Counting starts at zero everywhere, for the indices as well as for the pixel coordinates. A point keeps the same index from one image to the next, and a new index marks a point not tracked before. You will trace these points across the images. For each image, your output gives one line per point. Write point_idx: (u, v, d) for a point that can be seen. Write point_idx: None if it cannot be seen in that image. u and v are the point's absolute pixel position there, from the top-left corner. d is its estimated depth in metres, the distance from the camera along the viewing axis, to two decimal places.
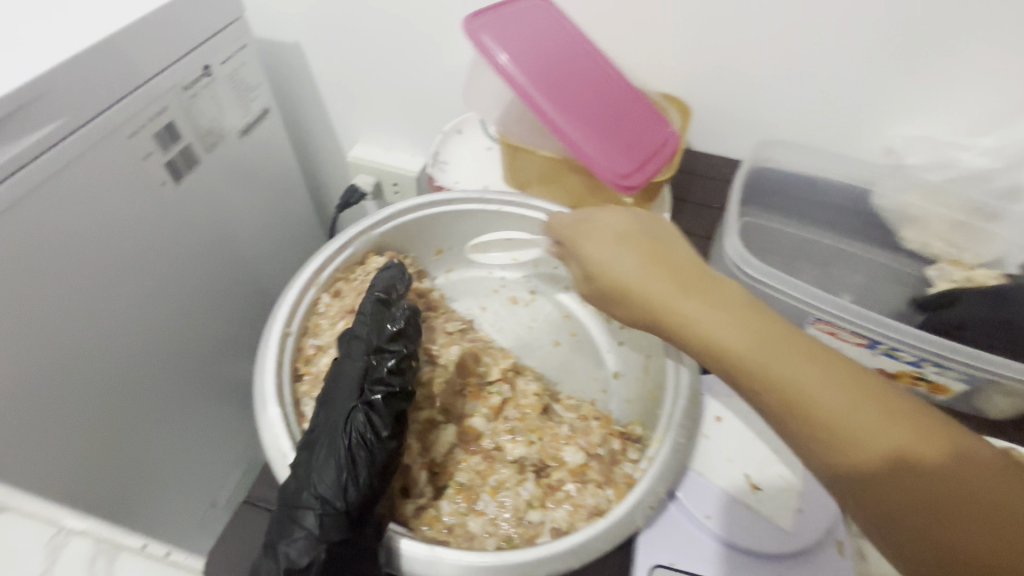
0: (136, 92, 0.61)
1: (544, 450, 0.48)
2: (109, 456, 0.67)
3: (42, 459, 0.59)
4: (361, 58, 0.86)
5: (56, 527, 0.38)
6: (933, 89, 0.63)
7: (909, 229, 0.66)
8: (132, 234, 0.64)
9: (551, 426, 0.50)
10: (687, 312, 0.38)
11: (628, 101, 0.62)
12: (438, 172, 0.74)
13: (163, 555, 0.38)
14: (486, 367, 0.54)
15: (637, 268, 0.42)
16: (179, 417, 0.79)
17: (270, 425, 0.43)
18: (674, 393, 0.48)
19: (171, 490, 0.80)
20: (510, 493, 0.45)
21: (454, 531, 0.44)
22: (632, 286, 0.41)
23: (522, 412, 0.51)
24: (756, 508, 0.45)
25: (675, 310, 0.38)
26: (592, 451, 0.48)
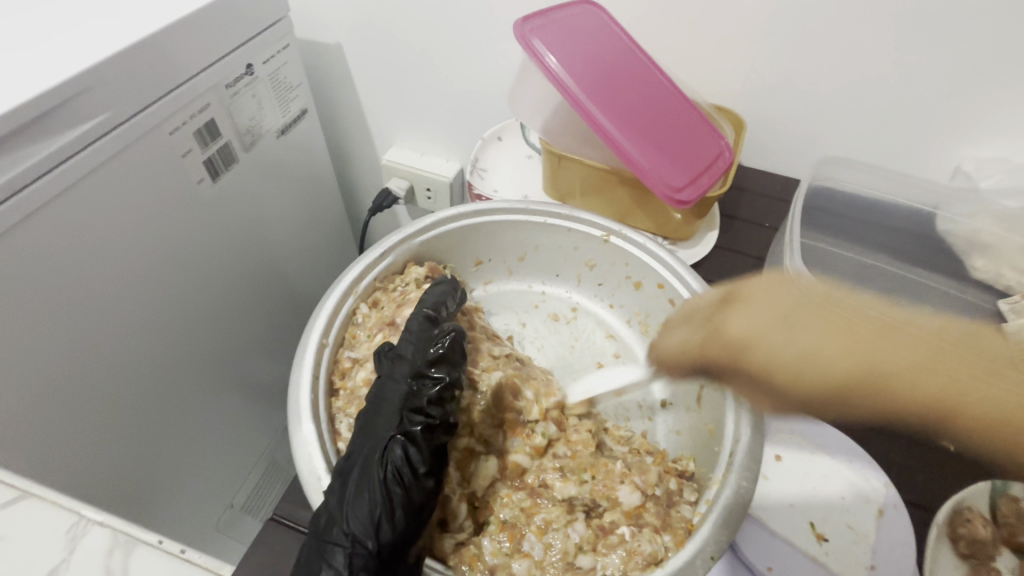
0: (180, 88, 0.60)
1: (597, 490, 0.45)
2: (131, 454, 0.66)
3: (66, 455, 0.58)
4: (401, 62, 0.85)
5: (74, 516, 0.36)
6: (1012, 109, 0.59)
7: (980, 258, 0.60)
8: (167, 229, 0.63)
9: (604, 463, 0.47)
10: (890, 364, 0.28)
11: (682, 111, 0.59)
12: (477, 179, 0.72)
13: (179, 552, 0.35)
14: (527, 403, 0.48)
15: (810, 349, 0.30)
16: (202, 416, 0.78)
17: (304, 443, 0.40)
18: (734, 431, 0.44)
19: (190, 490, 0.78)
20: (559, 535, 0.42)
21: (497, 573, 0.41)
22: (849, 373, 0.29)
23: (573, 449, 0.47)
24: (824, 563, 0.42)
25: (949, 379, 0.28)
26: (648, 491, 0.45)
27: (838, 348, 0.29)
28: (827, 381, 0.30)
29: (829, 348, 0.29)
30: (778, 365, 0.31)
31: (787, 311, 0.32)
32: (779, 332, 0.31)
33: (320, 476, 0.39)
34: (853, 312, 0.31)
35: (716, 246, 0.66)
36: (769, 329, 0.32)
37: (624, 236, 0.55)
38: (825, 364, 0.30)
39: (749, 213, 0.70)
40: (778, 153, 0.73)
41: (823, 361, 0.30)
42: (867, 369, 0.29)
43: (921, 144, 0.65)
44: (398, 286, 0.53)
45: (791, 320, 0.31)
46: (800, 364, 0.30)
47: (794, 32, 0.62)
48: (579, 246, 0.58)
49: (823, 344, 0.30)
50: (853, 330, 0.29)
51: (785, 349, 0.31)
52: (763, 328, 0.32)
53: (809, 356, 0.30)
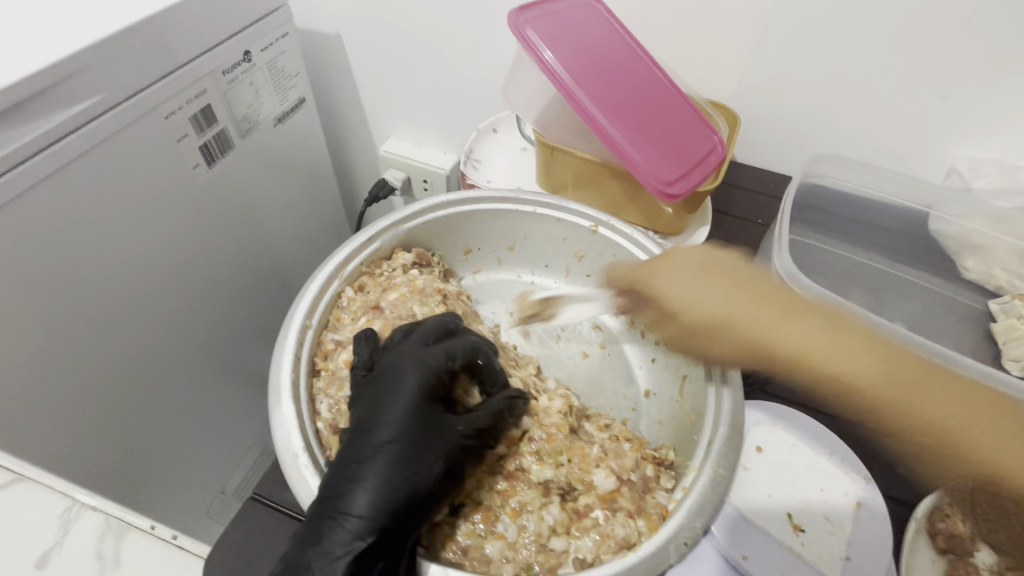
0: (176, 73, 0.61)
1: (572, 473, 0.45)
2: (123, 437, 0.67)
3: (57, 435, 0.58)
4: (399, 53, 0.85)
5: (69, 501, 0.37)
6: (1008, 109, 0.59)
7: (971, 258, 0.61)
8: (162, 213, 0.64)
9: (580, 446, 0.46)
10: (857, 372, 0.39)
11: (676, 105, 0.59)
12: (471, 170, 0.72)
13: (170, 538, 0.36)
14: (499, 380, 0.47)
15: (743, 334, 0.42)
16: (195, 401, 0.79)
17: (284, 421, 0.40)
18: (715, 420, 0.45)
19: (183, 475, 0.79)
20: (533, 517, 0.42)
21: (470, 553, 0.41)
22: (716, 314, 0.44)
23: (549, 433, 0.46)
24: (799, 554, 0.42)
25: (772, 333, 0.41)
26: (624, 476, 0.45)
27: (741, 322, 0.43)
28: (701, 315, 0.45)
29: (764, 333, 0.41)
30: (729, 334, 0.43)
31: (733, 294, 0.44)
32: (714, 309, 0.44)
33: (297, 454, 0.39)
34: (787, 300, 0.43)
35: (708, 242, 0.66)
36: (694, 300, 0.45)
37: (612, 227, 0.55)
38: (750, 352, 0.43)
39: (741, 209, 0.70)
40: (774, 149, 0.73)
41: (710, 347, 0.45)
42: (755, 337, 0.42)
43: (916, 143, 0.65)
44: (385, 271, 0.53)
45: (692, 285, 0.46)
46: (752, 334, 0.42)
47: (789, 29, 0.62)
48: (568, 237, 0.58)
49: (791, 336, 0.41)
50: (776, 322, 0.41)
51: (755, 326, 0.42)
52: (733, 318, 0.43)
53: (737, 327, 0.43)
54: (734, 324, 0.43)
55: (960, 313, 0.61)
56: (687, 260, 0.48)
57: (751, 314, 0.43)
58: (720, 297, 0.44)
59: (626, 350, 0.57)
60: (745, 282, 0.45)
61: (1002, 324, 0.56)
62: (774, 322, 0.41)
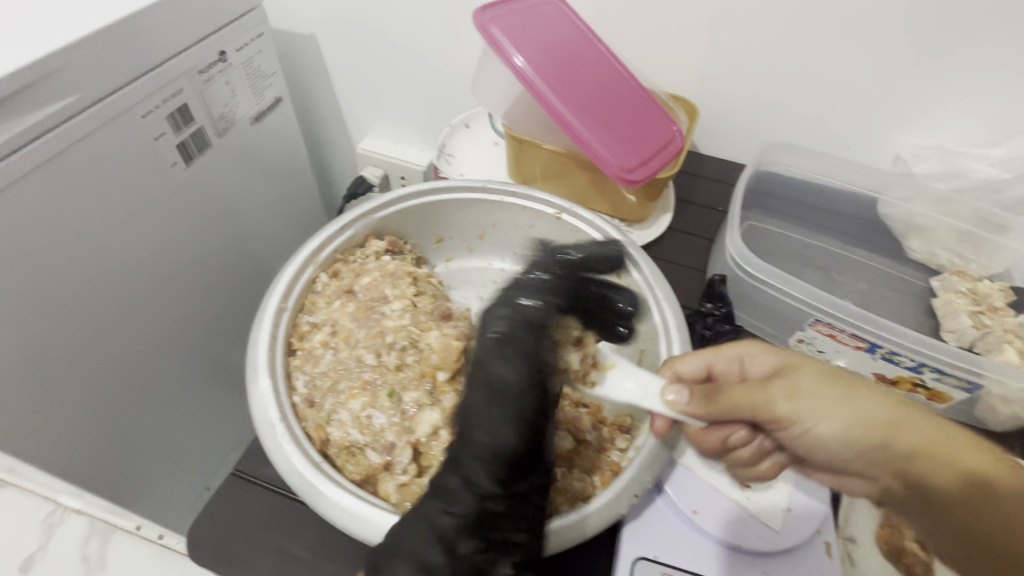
0: (152, 72, 0.62)
1: None
2: (107, 433, 0.67)
3: (41, 429, 0.59)
4: (374, 51, 0.87)
5: None
6: (942, 99, 0.63)
7: (915, 239, 0.66)
8: (141, 209, 0.65)
9: None
10: (901, 418, 0.38)
11: (636, 97, 0.62)
12: (444, 164, 0.74)
13: None
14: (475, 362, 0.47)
15: (872, 399, 0.40)
16: (180, 398, 0.80)
17: (260, 394, 0.42)
18: None
19: (168, 471, 0.80)
20: None
21: None
22: (834, 382, 0.40)
23: None
24: (746, 506, 0.43)
25: (894, 408, 0.39)
26: (581, 436, 0.47)
27: (865, 390, 0.40)
28: (809, 373, 0.41)
29: (869, 397, 0.40)
30: (824, 389, 0.40)
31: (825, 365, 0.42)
32: (807, 371, 0.41)
33: (274, 424, 0.41)
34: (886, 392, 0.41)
35: (671, 228, 0.69)
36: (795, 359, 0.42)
37: (575, 214, 0.58)
38: (878, 421, 0.39)
39: (703, 196, 0.73)
40: (734, 140, 0.76)
41: (824, 403, 0.40)
42: (886, 412, 0.39)
43: (862, 132, 0.70)
44: (359, 258, 0.54)
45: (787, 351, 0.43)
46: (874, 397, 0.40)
47: (741, 25, 0.65)
48: (534, 224, 0.60)
49: (889, 401, 0.39)
50: (892, 399, 0.39)
51: (859, 388, 0.40)
52: (827, 378, 0.41)
53: (868, 395, 0.40)
54: (853, 388, 0.40)
55: (905, 290, 0.65)
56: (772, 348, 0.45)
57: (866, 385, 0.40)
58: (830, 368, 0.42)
59: None
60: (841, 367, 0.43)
61: (942, 299, 0.61)
62: (864, 390, 0.40)
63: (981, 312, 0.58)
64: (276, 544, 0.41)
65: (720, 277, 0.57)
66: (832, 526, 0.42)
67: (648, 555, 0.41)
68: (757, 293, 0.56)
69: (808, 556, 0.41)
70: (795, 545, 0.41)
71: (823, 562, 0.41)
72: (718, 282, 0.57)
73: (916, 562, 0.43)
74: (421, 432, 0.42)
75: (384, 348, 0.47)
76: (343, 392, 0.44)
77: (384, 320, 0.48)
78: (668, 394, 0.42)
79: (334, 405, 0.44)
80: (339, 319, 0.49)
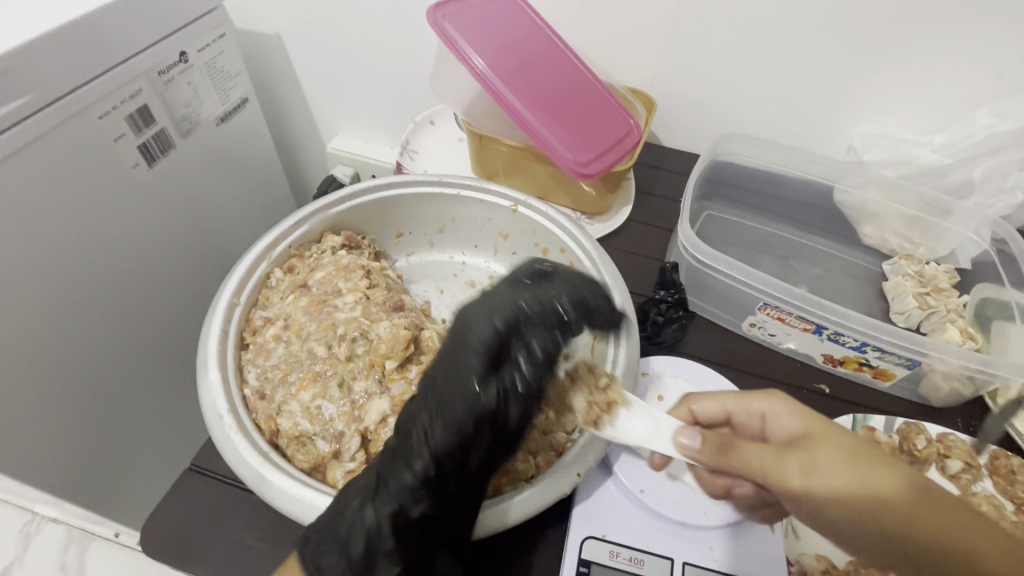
0: (109, 73, 0.62)
1: None
2: (83, 438, 0.67)
3: (16, 437, 0.58)
4: (339, 51, 0.88)
5: None
6: (889, 88, 0.65)
7: (869, 226, 0.68)
8: (105, 212, 0.65)
9: None
10: (922, 509, 0.33)
11: (590, 92, 0.63)
12: (407, 161, 0.75)
13: None
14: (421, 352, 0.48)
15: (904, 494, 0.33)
16: (162, 402, 0.79)
17: (210, 387, 0.43)
18: (614, 347, 0.49)
19: (150, 477, 0.79)
20: None
21: None
22: (854, 455, 0.35)
23: None
24: (692, 484, 0.45)
25: (919, 496, 0.33)
26: None
27: (890, 469, 0.34)
28: (827, 440, 0.36)
29: (892, 477, 0.34)
30: (842, 464, 0.35)
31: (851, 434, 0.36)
32: (831, 440, 0.36)
33: (223, 416, 0.41)
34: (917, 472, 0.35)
35: (632, 220, 0.70)
36: (819, 423, 0.37)
37: (530, 206, 0.59)
38: (895, 511, 0.33)
39: (664, 188, 0.75)
40: (692, 131, 0.78)
41: (845, 485, 0.34)
42: (906, 495, 0.33)
43: (815, 122, 0.71)
44: (314, 253, 0.55)
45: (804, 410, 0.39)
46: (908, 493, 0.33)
47: (695, 19, 0.67)
48: (492, 217, 0.61)
49: (914, 487, 0.33)
50: (912, 485, 0.33)
51: (881, 465, 0.34)
52: (852, 454, 0.35)
53: (892, 472, 0.34)
54: (871, 462, 0.34)
55: (858, 273, 0.67)
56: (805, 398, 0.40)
57: (889, 462, 0.35)
58: (852, 437, 0.36)
59: None
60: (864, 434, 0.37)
61: (891, 282, 0.63)
62: (886, 466, 0.34)
63: (927, 294, 0.60)
64: (231, 536, 0.42)
65: (671, 265, 0.61)
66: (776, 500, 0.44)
67: (596, 534, 0.42)
68: (709, 279, 0.58)
69: (748, 529, 0.43)
70: (737, 518, 0.43)
71: (766, 535, 0.43)
72: (670, 269, 0.60)
73: None
74: (370, 420, 0.44)
75: (335, 340, 0.48)
76: (294, 383, 0.45)
77: (336, 313, 0.49)
78: (679, 437, 0.40)
79: (285, 396, 0.45)
80: (292, 313, 0.50)
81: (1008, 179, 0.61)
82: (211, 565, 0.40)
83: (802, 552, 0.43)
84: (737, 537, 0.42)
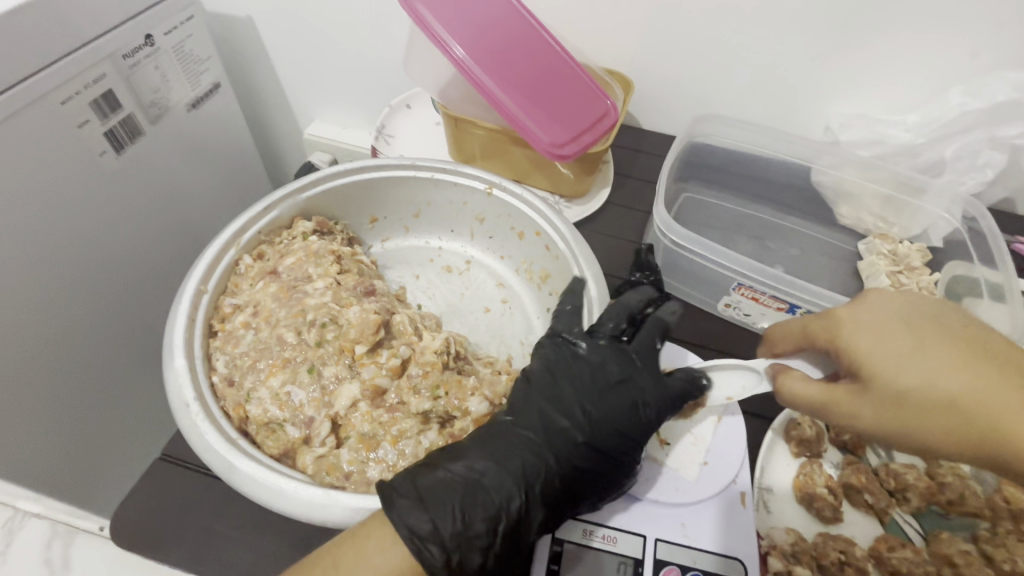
0: (69, 58, 0.60)
1: (449, 403, 0.45)
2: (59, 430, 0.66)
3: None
4: (312, 34, 0.85)
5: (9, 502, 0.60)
6: (865, 67, 0.65)
7: (845, 206, 0.68)
8: (71, 202, 0.63)
9: (457, 378, 0.46)
10: (998, 428, 0.31)
11: (568, 73, 0.62)
12: (383, 145, 0.74)
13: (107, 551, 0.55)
14: (393, 335, 0.48)
15: (944, 413, 0.33)
16: (140, 395, 0.78)
17: (176, 374, 0.42)
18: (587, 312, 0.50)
19: (130, 469, 0.78)
20: (411, 442, 0.42)
21: (353, 478, 0.41)
22: (906, 390, 0.34)
23: (424, 369, 0.46)
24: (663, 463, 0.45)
25: (989, 413, 0.32)
26: (496, 401, 0.46)
27: (951, 391, 0.33)
28: (880, 376, 0.34)
29: (958, 398, 0.32)
30: (893, 401, 0.34)
31: (909, 356, 0.34)
32: (884, 372, 0.34)
33: (189, 403, 0.41)
34: (991, 372, 0.33)
35: (610, 203, 0.70)
36: (872, 356, 0.35)
37: (504, 188, 0.58)
38: (957, 438, 0.33)
39: (643, 170, 0.75)
40: (671, 113, 0.77)
41: (898, 424, 0.34)
42: (974, 414, 0.32)
43: (792, 102, 0.71)
44: (284, 240, 0.54)
45: (867, 336, 0.36)
46: (950, 420, 0.33)
47: None
48: (467, 201, 0.61)
49: (983, 403, 0.32)
50: (974, 399, 0.32)
51: (939, 390, 0.33)
52: (907, 392, 0.33)
53: (958, 397, 0.32)
54: (932, 389, 0.33)
55: (833, 253, 0.68)
56: (864, 313, 0.37)
57: (951, 382, 0.33)
58: (908, 363, 0.34)
59: (526, 302, 0.60)
60: (928, 340, 0.34)
61: (865, 262, 0.63)
62: (948, 388, 0.33)
63: (898, 272, 0.61)
64: (203, 524, 0.42)
65: (648, 246, 0.60)
66: (746, 477, 0.44)
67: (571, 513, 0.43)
68: (686, 260, 0.58)
69: (719, 505, 0.43)
70: (708, 494, 0.43)
71: (737, 510, 0.43)
72: (646, 250, 0.59)
73: (826, 505, 0.45)
74: (340, 405, 0.44)
75: (305, 325, 0.47)
76: (263, 369, 0.45)
77: (306, 299, 0.49)
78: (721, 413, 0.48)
79: (254, 383, 0.44)
80: (261, 300, 0.49)
81: (979, 158, 0.63)
82: (185, 553, 0.40)
83: (772, 527, 0.44)
84: (708, 513, 0.43)
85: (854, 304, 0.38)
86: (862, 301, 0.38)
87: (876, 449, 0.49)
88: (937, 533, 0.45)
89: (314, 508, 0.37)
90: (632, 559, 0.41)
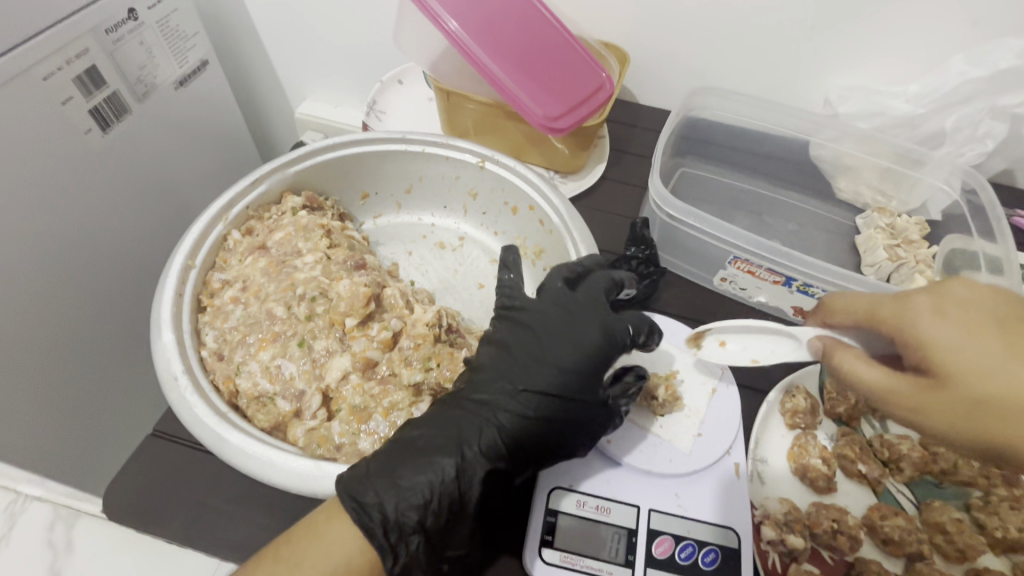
0: (49, 32, 0.58)
1: (441, 375, 0.45)
2: (53, 413, 0.66)
3: None
4: (300, 9, 0.83)
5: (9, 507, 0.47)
6: (863, 38, 0.64)
7: (843, 180, 0.67)
8: (56, 181, 0.62)
9: (449, 351, 0.46)
10: None
11: (562, 44, 0.61)
12: (374, 122, 0.73)
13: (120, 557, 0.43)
14: (384, 307, 0.48)
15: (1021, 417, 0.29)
16: (135, 376, 0.78)
17: (164, 348, 0.42)
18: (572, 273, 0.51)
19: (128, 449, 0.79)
20: (402, 414, 0.43)
21: (343, 449, 0.41)
22: (982, 389, 0.29)
23: (415, 342, 0.46)
24: (658, 434, 0.45)
25: None
26: None
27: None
28: (956, 371, 0.30)
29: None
30: (964, 399, 0.30)
31: (995, 352, 0.30)
32: (963, 368, 0.30)
33: (178, 377, 0.41)
34: None
35: (605, 178, 0.69)
36: (954, 349, 0.31)
37: (498, 162, 0.57)
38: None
39: (639, 146, 0.73)
40: (668, 86, 0.76)
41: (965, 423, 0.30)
42: None
43: (790, 75, 0.70)
44: (273, 215, 0.53)
45: (951, 329, 0.31)
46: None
47: None
48: (459, 175, 0.60)
49: None
50: None
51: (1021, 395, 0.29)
52: (982, 391, 0.29)
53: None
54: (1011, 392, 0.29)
55: (830, 228, 0.67)
56: (949, 300, 0.33)
57: None
58: (996, 362, 0.30)
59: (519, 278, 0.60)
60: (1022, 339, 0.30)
61: (862, 235, 0.63)
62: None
63: (896, 246, 0.60)
64: (196, 497, 0.42)
65: (643, 221, 0.60)
66: (740, 448, 0.44)
67: (564, 484, 0.43)
68: (682, 234, 0.57)
69: (712, 476, 0.43)
70: (702, 465, 0.43)
71: (731, 480, 0.43)
72: (641, 224, 0.59)
73: (820, 476, 0.45)
74: (331, 378, 0.44)
75: (295, 300, 0.47)
76: (253, 344, 0.45)
77: (296, 274, 0.48)
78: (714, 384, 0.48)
79: (244, 356, 0.44)
80: (250, 275, 0.49)
81: (978, 128, 0.62)
82: (177, 526, 0.41)
83: (766, 497, 0.44)
84: (702, 483, 0.43)
85: (940, 289, 0.33)
86: (948, 288, 0.33)
87: (874, 423, 0.49)
88: (929, 502, 0.45)
89: (300, 479, 0.37)
90: (625, 529, 0.41)
